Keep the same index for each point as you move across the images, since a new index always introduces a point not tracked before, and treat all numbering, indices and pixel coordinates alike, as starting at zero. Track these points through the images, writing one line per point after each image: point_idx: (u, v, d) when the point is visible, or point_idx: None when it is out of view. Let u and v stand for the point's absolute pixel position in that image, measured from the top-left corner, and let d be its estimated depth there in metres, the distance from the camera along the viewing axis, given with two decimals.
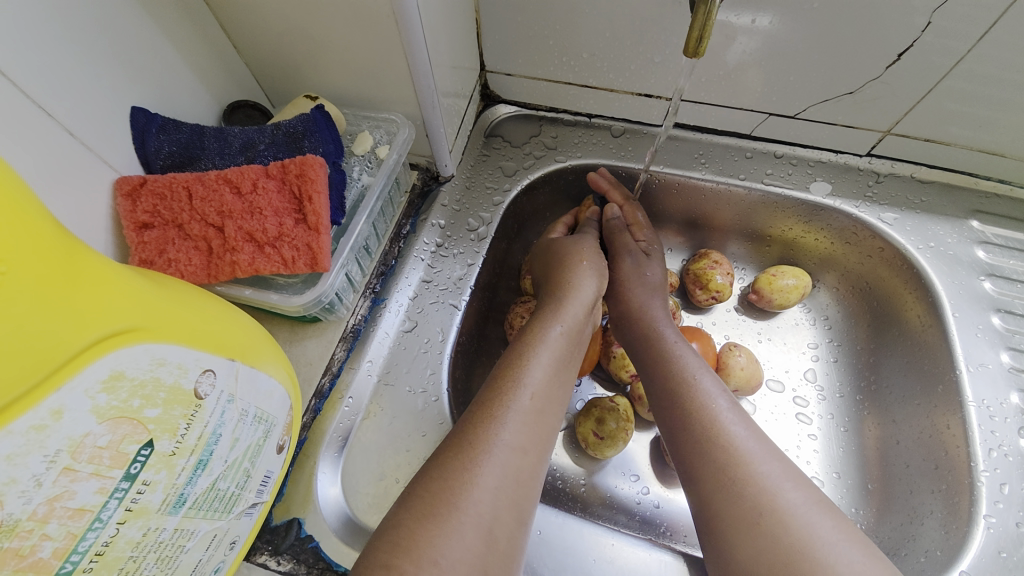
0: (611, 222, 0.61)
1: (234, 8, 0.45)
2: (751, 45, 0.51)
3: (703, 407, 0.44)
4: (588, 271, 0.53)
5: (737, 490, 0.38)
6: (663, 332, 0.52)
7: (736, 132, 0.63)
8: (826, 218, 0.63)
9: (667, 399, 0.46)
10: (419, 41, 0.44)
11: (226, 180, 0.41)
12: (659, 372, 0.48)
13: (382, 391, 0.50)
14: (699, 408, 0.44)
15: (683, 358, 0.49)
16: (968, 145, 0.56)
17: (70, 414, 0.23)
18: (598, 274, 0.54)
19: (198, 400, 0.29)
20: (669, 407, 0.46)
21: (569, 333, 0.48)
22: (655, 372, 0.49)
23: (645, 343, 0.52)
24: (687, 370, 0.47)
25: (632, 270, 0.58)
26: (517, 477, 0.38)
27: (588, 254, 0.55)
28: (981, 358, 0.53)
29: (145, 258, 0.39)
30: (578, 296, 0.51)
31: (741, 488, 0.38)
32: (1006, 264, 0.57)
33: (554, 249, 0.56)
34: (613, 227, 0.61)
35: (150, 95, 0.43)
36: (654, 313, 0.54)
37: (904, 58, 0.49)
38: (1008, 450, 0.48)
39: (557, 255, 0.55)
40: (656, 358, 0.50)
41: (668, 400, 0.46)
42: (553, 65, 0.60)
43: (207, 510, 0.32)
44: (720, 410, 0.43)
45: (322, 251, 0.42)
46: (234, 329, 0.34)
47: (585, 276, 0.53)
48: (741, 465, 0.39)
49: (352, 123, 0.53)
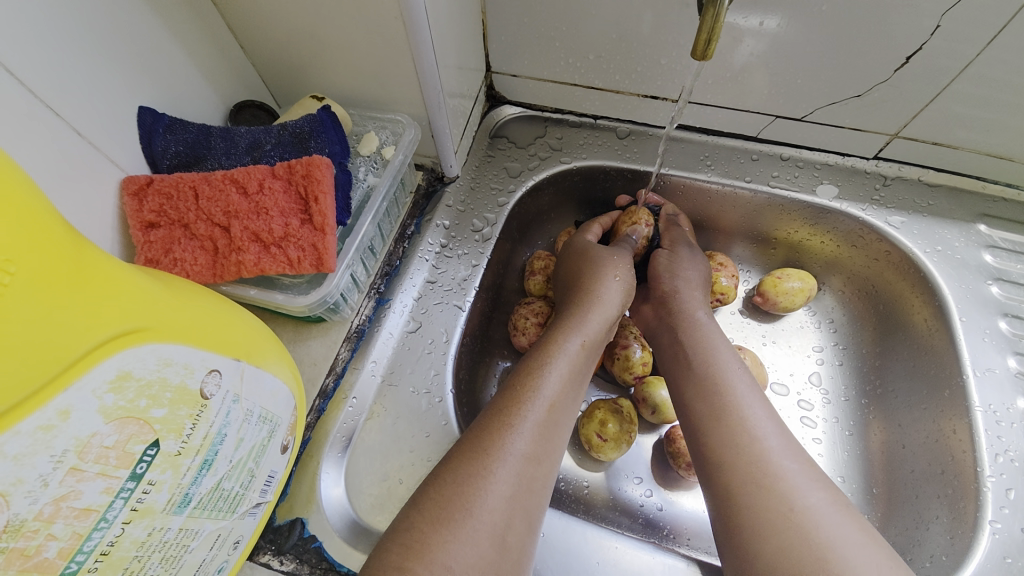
0: (671, 217, 0.62)
1: (242, 8, 0.45)
2: (759, 47, 0.51)
3: (733, 402, 0.44)
4: (617, 288, 0.52)
5: (766, 485, 0.38)
6: (702, 321, 0.52)
7: (741, 135, 0.62)
8: (832, 221, 0.62)
9: (696, 395, 0.46)
10: (426, 42, 0.44)
11: (232, 179, 0.41)
12: (688, 366, 0.48)
13: (386, 391, 0.50)
14: (731, 402, 0.44)
15: (716, 351, 0.49)
16: (976, 149, 0.55)
17: (78, 414, 0.23)
18: (626, 289, 0.53)
19: (203, 400, 0.29)
20: (700, 395, 0.45)
21: (590, 346, 0.48)
22: (682, 367, 0.49)
23: (674, 333, 0.52)
24: (722, 362, 0.47)
25: (687, 257, 0.58)
26: (528, 481, 0.38)
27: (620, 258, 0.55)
28: (988, 362, 0.52)
29: (151, 257, 0.39)
30: (598, 301, 0.51)
31: (772, 482, 0.38)
32: (1013, 269, 0.57)
33: (583, 250, 0.56)
34: (669, 220, 0.62)
35: (158, 95, 0.43)
36: (694, 300, 0.54)
37: (913, 61, 0.48)
38: (1014, 456, 0.48)
39: (589, 254, 0.56)
40: (691, 347, 0.50)
41: (697, 393, 0.46)
42: (559, 67, 0.60)
43: (211, 509, 0.32)
44: (751, 407, 0.43)
45: (327, 252, 0.42)
46: (240, 329, 0.34)
47: (611, 288, 0.52)
48: (769, 462, 0.39)
49: (357, 124, 0.53)
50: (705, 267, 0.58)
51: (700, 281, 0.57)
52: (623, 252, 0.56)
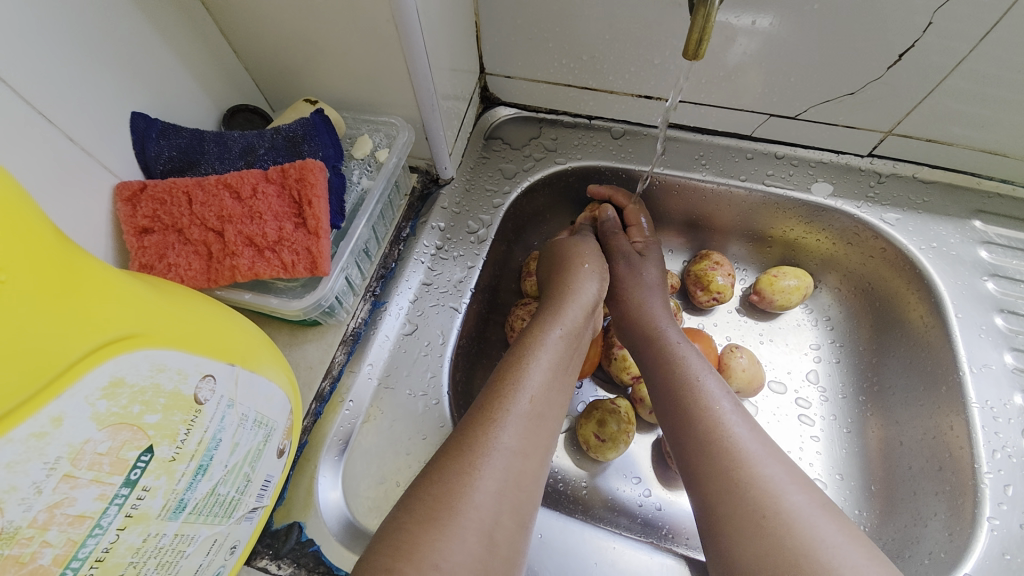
0: (607, 225, 0.62)
1: (235, 13, 0.45)
2: (752, 46, 0.51)
3: (704, 410, 0.44)
4: (589, 275, 0.54)
5: (741, 492, 0.38)
6: (664, 331, 0.52)
7: (736, 133, 0.62)
8: (827, 219, 0.63)
9: (668, 404, 0.46)
10: (418, 45, 0.44)
11: (225, 184, 0.41)
12: (659, 376, 0.48)
13: (382, 394, 0.50)
14: (702, 410, 0.44)
15: (686, 359, 0.49)
16: (969, 145, 0.56)
17: (71, 421, 0.23)
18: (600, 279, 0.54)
19: (197, 405, 0.29)
20: (670, 407, 0.46)
21: (570, 337, 0.48)
22: (657, 374, 0.49)
23: (643, 344, 0.53)
24: (694, 369, 0.47)
25: (626, 271, 0.58)
26: (518, 481, 0.38)
27: (590, 257, 0.55)
28: (984, 358, 0.52)
29: (144, 263, 0.39)
30: (578, 299, 0.51)
31: (744, 490, 0.38)
32: (1009, 264, 0.57)
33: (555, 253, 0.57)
34: (608, 228, 0.62)
35: (152, 101, 0.43)
36: (654, 311, 0.55)
37: (904, 59, 0.49)
38: (1012, 452, 0.48)
39: (561, 258, 0.56)
40: (657, 358, 0.50)
41: (669, 403, 0.46)
42: (552, 67, 0.60)
43: (207, 515, 0.32)
44: (723, 413, 0.43)
45: (322, 255, 0.42)
46: (235, 333, 0.34)
47: (586, 279, 0.53)
48: (743, 468, 0.39)
49: (351, 127, 0.53)
50: (654, 272, 0.59)
51: (657, 283, 0.58)
52: (589, 244, 0.58)
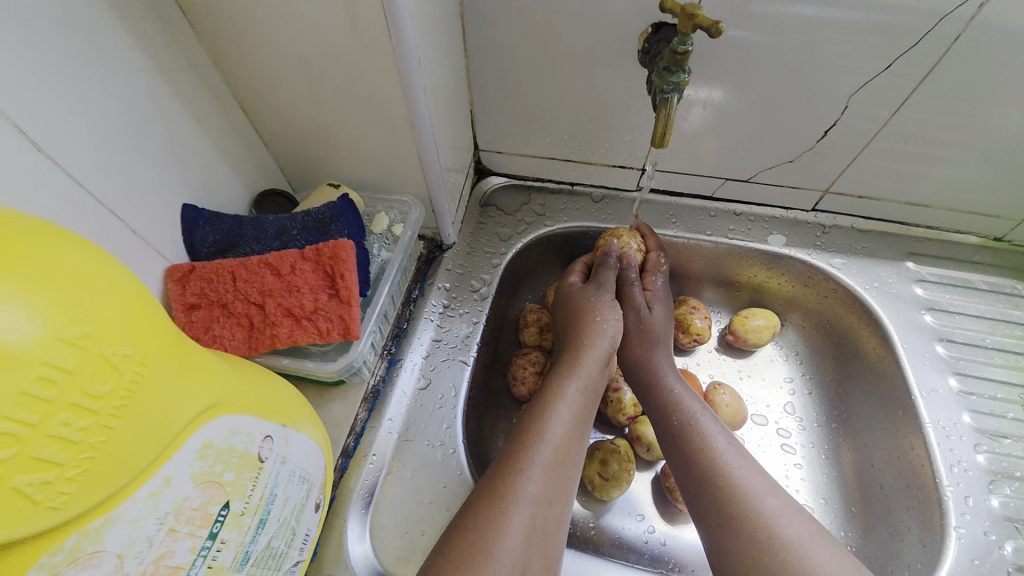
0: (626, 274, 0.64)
1: (269, 114, 0.53)
2: (706, 121, 0.62)
3: (707, 448, 0.49)
4: (602, 330, 0.58)
5: (745, 522, 0.43)
6: (658, 369, 0.58)
7: (699, 195, 0.72)
8: (785, 265, 0.72)
9: (679, 439, 0.51)
10: (428, 138, 0.52)
11: (266, 263, 0.47)
12: (666, 414, 0.54)
13: (403, 447, 0.53)
14: (710, 446, 0.49)
15: (686, 400, 0.54)
16: (895, 198, 0.66)
17: (176, 480, 0.27)
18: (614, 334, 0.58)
19: (260, 463, 0.33)
20: (681, 443, 0.51)
21: (585, 390, 0.53)
22: (659, 416, 0.55)
23: (648, 385, 0.58)
24: (694, 412, 0.53)
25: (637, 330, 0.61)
26: (543, 525, 0.42)
27: (604, 308, 0.59)
28: (932, 384, 0.61)
29: (192, 335, 0.43)
30: (591, 350, 0.56)
31: (748, 520, 0.43)
32: (942, 298, 0.66)
33: (571, 305, 0.62)
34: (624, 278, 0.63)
35: (198, 191, 0.49)
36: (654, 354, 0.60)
37: (829, 134, 0.60)
38: (967, 466, 0.55)
39: (575, 306, 0.61)
40: (666, 394, 0.55)
41: (680, 439, 0.51)
42: (539, 144, 0.69)
43: (262, 567, 0.34)
44: (724, 450, 0.49)
45: (353, 321, 0.47)
46: (280, 396, 0.39)
47: (599, 332, 0.58)
48: (746, 501, 0.44)
49: (368, 204, 0.60)
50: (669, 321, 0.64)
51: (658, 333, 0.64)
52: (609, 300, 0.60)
